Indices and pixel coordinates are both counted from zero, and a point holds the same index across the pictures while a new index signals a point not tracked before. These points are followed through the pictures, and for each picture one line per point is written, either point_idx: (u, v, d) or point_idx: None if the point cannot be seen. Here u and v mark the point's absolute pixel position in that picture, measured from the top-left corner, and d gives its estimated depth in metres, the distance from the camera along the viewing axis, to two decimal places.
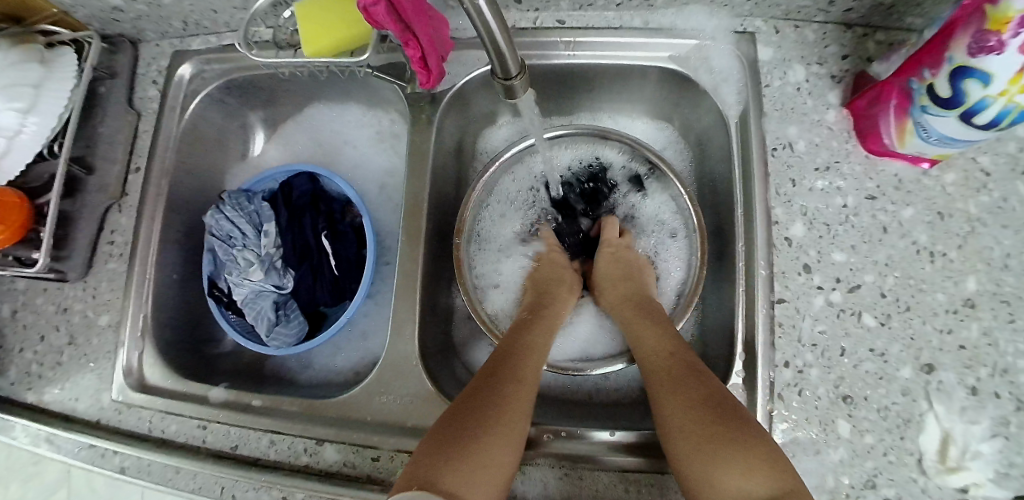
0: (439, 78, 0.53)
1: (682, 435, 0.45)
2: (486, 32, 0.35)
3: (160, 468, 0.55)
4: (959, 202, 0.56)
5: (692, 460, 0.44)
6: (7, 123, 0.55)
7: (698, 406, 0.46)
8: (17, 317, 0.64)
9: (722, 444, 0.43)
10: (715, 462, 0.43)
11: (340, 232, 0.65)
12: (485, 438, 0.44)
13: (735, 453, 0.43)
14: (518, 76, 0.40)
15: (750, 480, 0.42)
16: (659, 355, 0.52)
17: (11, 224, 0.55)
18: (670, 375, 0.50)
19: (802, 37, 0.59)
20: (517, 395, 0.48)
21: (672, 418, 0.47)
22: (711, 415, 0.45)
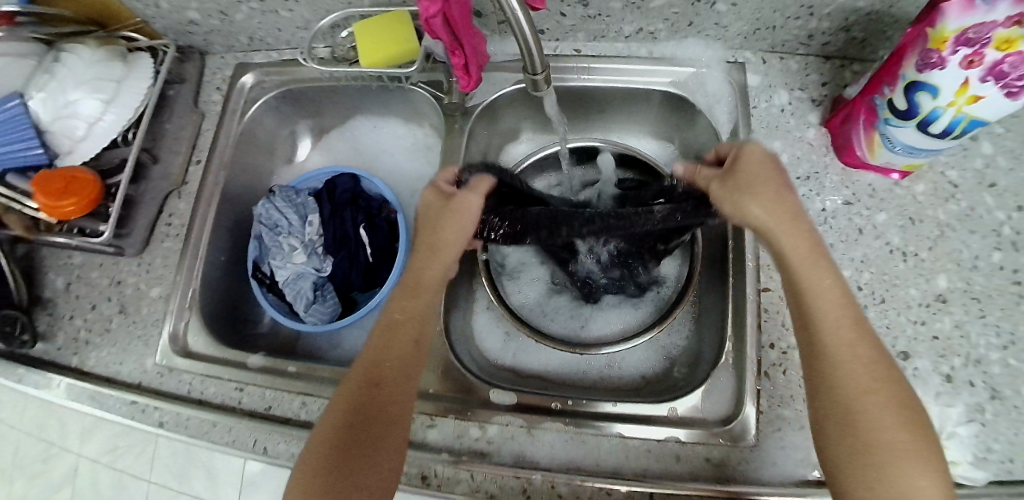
0: (476, 82, 0.62)
1: (876, 428, 0.43)
2: (520, 36, 0.45)
3: (198, 423, 0.60)
4: (929, 209, 0.62)
5: (874, 455, 0.42)
6: (90, 111, 0.64)
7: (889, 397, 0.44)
8: (71, 288, 0.71)
9: (912, 450, 0.42)
10: (895, 464, 0.41)
11: (377, 226, 0.71)
12: (370, 457, 0.48)
13: (914, 462, 0.41)
14: (543, 73, 0.50)
15: (923, 483, 0.41)
16: (836, 309, 0.46)
17: (80, 196, 0.63)
18: (857, 352, 0.45)
19: (785, 67, 0.68)
20: (390, 406, 0.50)
21: (847, 423, 0.44)
22: (897, 410, 0.43)
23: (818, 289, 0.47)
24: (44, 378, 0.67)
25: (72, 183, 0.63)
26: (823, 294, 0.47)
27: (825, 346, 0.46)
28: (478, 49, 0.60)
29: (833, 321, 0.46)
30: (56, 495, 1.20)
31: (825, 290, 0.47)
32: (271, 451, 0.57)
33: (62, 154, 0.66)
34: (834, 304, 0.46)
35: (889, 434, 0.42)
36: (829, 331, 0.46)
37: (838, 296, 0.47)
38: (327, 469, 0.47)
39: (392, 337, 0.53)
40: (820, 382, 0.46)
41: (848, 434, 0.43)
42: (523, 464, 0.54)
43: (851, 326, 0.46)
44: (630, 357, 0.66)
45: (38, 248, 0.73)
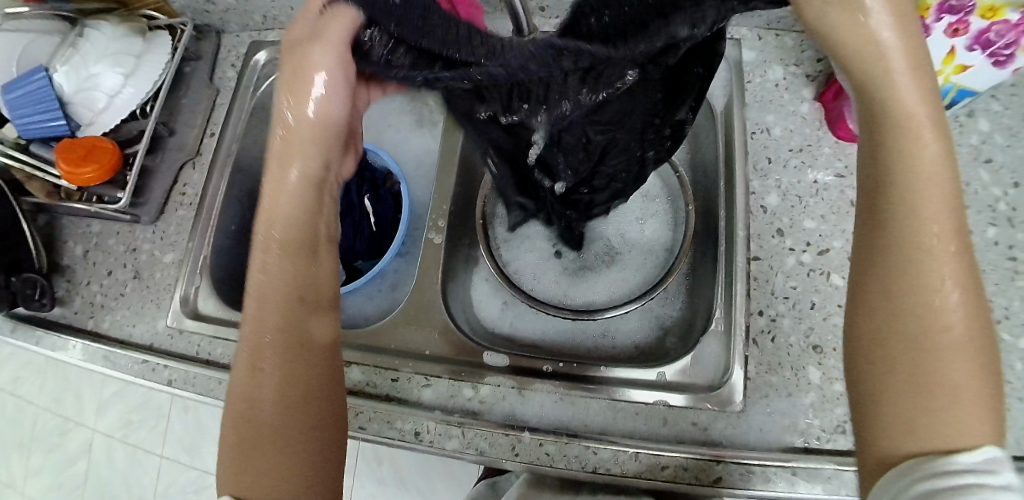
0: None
1: (938, 352, 0.33)
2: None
3: (204, 381, 0.63)
4: None
5: (922, 391, 0.33)
6: (111, 84, 0.68)
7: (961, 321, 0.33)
8: (89, 256, 0.74)
9: (977, 394, 0.33)
10: (954, 409, 0.32)
11: (381, 196, 0.74)
12: (284, 425, 0.44)
13: (973, 401, 0.32)
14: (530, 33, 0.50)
15: (977, 430, 0.32)
16: (934, 197, 0.34)
17: (101, 164, 0.66)
18: (943, 254, 0.34)
19: (782, 43, 0.68)
20: (298, 358, 0.45)
21: (888, 339, 0.35)
22: (971, 339, 0.33)
23: (917, 168, 0.34)
24: (61, 340, 0.70)
25: (92, 151, 0.66)
26: (925, 176, 0.34)
27: (913, 247, 0.34)
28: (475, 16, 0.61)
29: (923, 210, 0.33)
30: (70, 468, 1.23)
31: (927, 172, 0.34)
32: None
33: (83, 125, 0.69)
34: (928, 190, 0.34)
35: (952, 369, 0.33)
36: (913, 224, 0.34)
37: (942, 181, 0.34)
38: (248, 445, 0.44)
39: (292, 256, 0.46)
40: (887, 284, 0.34)
41: (902, 357, 0.34)
42: (513, 422, 0.56)
43: (949, 238, 0.34)
44: (625, 327, 0.68)
45: (58, 218, 0.77)
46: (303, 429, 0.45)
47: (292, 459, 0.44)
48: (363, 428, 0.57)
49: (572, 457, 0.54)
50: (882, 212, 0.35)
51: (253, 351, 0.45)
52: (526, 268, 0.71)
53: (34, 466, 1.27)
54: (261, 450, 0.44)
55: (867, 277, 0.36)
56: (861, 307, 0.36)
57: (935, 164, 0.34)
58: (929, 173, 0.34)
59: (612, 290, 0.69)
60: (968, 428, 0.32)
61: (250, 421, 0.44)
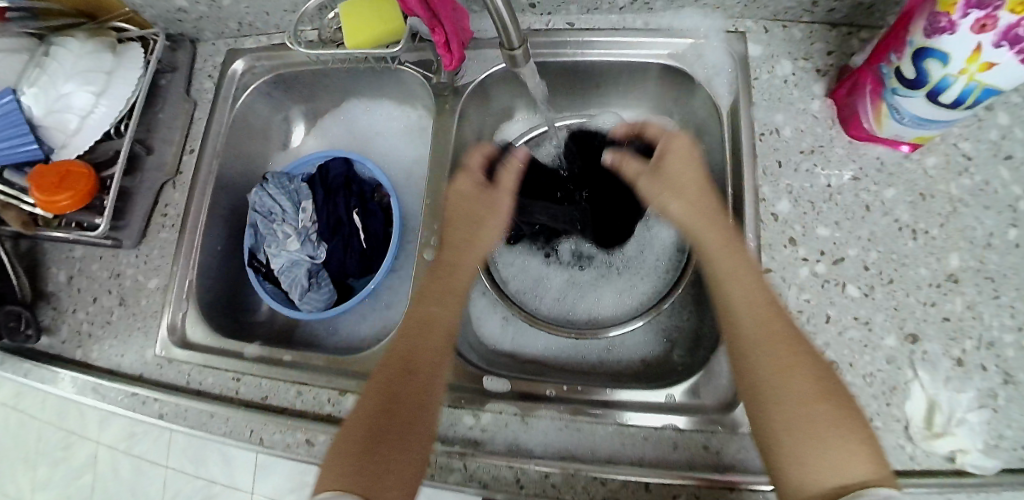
0: (460, 62, 0.59)
1: (800, 403, 0.44)
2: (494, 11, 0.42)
3: (196, 414, 0.61)
4: (941, 184, 0.59)
5: (801, 437, 0.42)
6: (80, 104, 0.63)
7: (805, 378, 0.45)
8: (74, 282, 0.72)
9: (844, 429, 0.42)
10: (831, 442, 0.41)
11: (370, 210, 0.71)
12: (394, 437, 0.47)
13: (843, 434, 0.42)
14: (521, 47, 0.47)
15: (858, 461, 0.41)
16: (751, 301, 0.49)
17: (75, 190, 0.63)
18: (773, 335, 0.47)
19: (789, 36, 0.64)
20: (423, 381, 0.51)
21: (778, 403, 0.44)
22: (814, 386, 0.44)
23: (734, 277, 0.51)
24: (50, 372, 0.68)
25: (67, 176, 0.63)
26: (738, 279, 0.50)
27: (738, 339, 0.48)
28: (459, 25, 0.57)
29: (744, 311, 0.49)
30: (76, 482, 1.21)
31: (739, 288, 0.50)
32: (267, 441, 0.57)
33: (56, 148, 0.66)
34: (747, 294, 0.50)
35: (812, 412, 0.43)
36: (742, 321, 0.49)
37: (749, 278, 0.51)
38: (357, 450, 0.46)
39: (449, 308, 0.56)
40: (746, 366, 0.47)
41: (781, 412, 0.44)
42: (517, 452, 0.54)
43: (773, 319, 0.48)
44: (629, 341, 0.66)
45: (40, 243, 0.74)
46: (406, 445, 0.47)
47: (390, 472, 0.45)
48: None
49: (579, 488, 0.52)
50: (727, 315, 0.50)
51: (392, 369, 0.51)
52: (528, 286, 0.70)
53: (40, 480, 1.25)
54: (362, 456, 0.45)
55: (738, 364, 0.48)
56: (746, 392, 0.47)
57: (744, 281, 0.50)
58: (743, 284, 0.50)
59: (615, 303, 0.67)
60: (853, 461, 0.41)
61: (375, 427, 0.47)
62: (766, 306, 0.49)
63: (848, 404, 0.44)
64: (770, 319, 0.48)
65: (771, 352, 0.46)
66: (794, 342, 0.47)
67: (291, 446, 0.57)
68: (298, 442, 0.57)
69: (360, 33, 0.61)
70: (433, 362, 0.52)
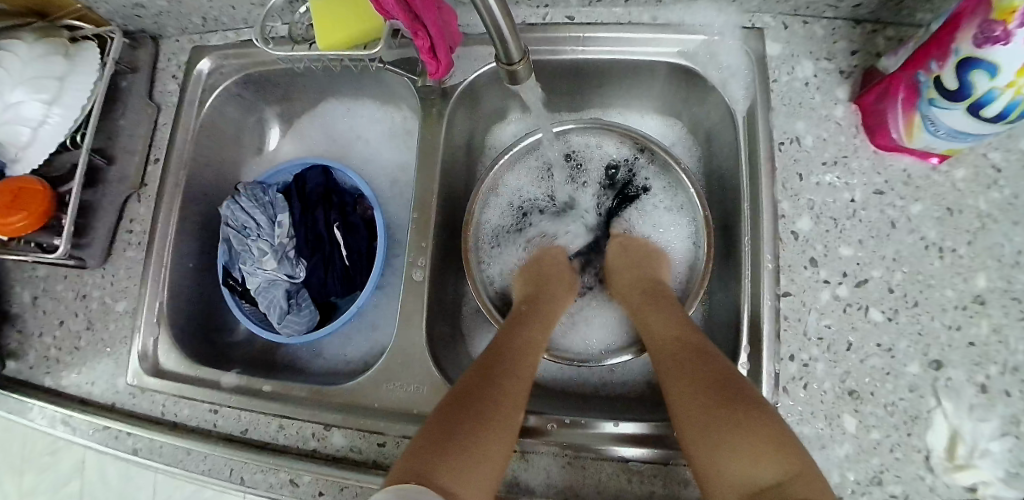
0: (447, 68, 0.55)
1: (699, 414, 0.44)
2: (491, 22, 0.37)
3: (171, 451, 0.57)
4: (970, 197, 0.55)
5: (704, 446, 0.43)
6: (32, 113, 0.58)
7: (700, 390, 0.46)
8: (38, 303, 0.67)
9: (740, 430, 0.42)
10: (733, 446, 0.41)
11: (351, 224, 0.66)
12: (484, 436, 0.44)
13: (739, 435, 0.42)
14: (521, 60, 0.41)
15: (756, 462, 0.40)
16: (668, 339, 0.52)
17: (31, 209, 0.57)
18: (676, 361, 0.49)
19: (810, 33, 0.59)
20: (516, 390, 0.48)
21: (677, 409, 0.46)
22: (713, 395, 0.45)
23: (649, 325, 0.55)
24: (19, 403, 0.63)
25: (20, 196, 0.57)
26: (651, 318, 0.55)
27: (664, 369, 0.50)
28: (444, 28, 0.51)
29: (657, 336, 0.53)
30: (65, 488, 1.16)
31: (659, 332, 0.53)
32: (249, 481, 0.54)
33: (9, 162, 0.59)
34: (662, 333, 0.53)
35: (705, 422, 0.44)
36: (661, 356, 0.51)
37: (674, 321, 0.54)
38: (441, 440, 0.42)
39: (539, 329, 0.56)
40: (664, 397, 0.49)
41: (685, 431, 0.44)
42: (517, 492, 0.51)
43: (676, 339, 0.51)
44: (631, 362, 0.63)
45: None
46: (493, 449, 0.43)
47: (468, 467, 0.41)
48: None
49: None
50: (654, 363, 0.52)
51: (485, 366, 0.49)
52: None
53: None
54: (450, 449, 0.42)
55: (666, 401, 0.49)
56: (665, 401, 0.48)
57: (661, 324, 0.54)
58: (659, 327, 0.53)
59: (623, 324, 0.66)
60: (754, 461, 0.40)
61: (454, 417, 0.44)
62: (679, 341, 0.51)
63: (754, 404, 0.44)
64: (676, 348, 0.50)
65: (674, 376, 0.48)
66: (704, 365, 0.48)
67: (274, 487, 0.53)
68: (281, 482, 0.53)
69: (336, 34, 0.56)
70: (526, 375, 0.50)
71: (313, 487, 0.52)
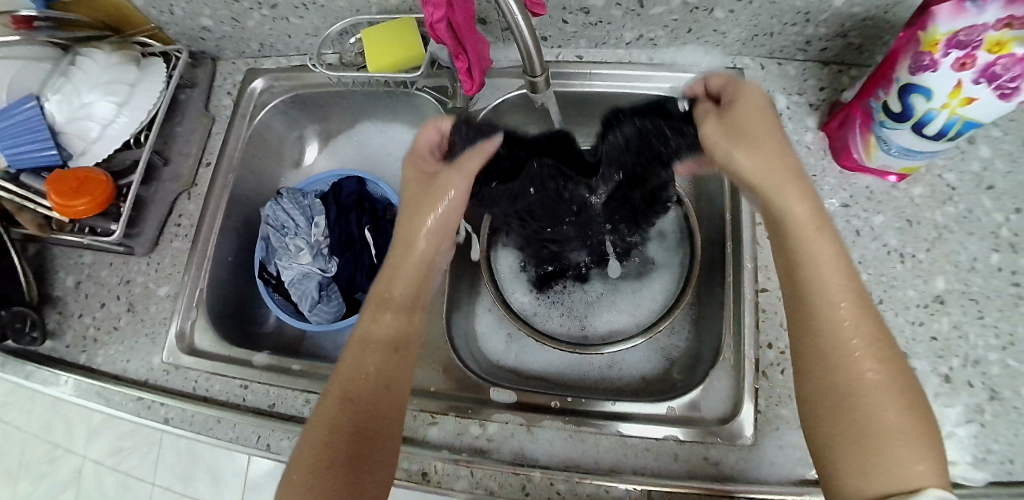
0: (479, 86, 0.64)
1: (870, 404, 0.41)
2: (520, 38, 0.46)
3: (203, 420, 0.61)
4: (926, 211, 0.63)
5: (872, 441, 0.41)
6: (103, 113, 0.65)
7: (890, 391, 0.42)
8: (81, 287, 0.72)
9: (912, 436, 0.40)
10: (899, 449, 0.40)
11: (381, 227, 0.73)
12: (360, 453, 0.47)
13: (909, 447, 0.40)
14: (542, 75, 0.52)
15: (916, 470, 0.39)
16: (841, 294, 0.45)
17: (92, 198, 0.64)
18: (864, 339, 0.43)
19: (785, 72, 0.69)
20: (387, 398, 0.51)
21: (831, 390, 0.43)
22: (895, 394, 0.42)
23: (824, 267, 0.46)
24: (50, 374, 0.68)
25: (84, 183, 0.63)
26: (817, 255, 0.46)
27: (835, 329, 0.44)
28: (481, 54, 0.61)
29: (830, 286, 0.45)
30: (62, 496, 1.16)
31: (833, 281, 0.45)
32: (274, 447, 0.58)
33: (75, 155, 0.67)
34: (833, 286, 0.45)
35: (880, 417, 0.41)
36: (833, 308, 0.45)
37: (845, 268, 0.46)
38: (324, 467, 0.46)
39: (398, 316, 0.56)
40: (816, 362, 0.44)
41: (838, 419, 0.42)
42: (523, 462, 0.55)
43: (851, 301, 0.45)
44: (631, 358, 0.67)
45: (50, 248, 0.74)
46: (376, 460, 0.48)
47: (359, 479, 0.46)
48: None
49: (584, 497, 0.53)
50: (811, 311, 0.45)
51: (347, 384, 0.51)
52: (538, 312, 0.71)
53: (25, 493, 1.21)
54: (326, 478, 0.46)
55: (802, 366, 0.46)
56: (806, 370, 0.45)
57: (837, 276, 0.45)
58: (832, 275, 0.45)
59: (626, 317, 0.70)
60: (913, 463, 0.39)
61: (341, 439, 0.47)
62: (857, 304, 0.45)
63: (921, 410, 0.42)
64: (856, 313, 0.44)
65: (850, 346, 0.43)
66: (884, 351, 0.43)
67: None
68: None
69: (385, 58, 0.66)
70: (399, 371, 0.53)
71: None
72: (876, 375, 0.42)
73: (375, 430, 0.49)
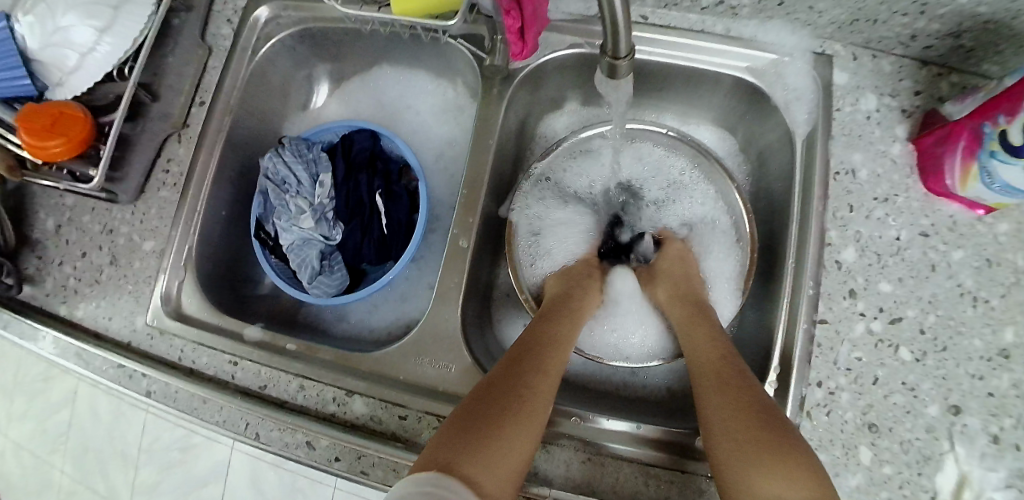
0: (531, 50, 0.53)
1: (725, 419, 0.45)
2: (607, 6, 0.35)
3: (186, 398, 0.57)
4: (1010, 252, 0.55)
5: (726, 450, 0.44)
6: (83, 40, 0.55)
7: (733, 374, 0.48)
8: (61, 231, 0.65)
9: (753, 453, 0.42)
10: (721, 406, 0.46)
11: (394, 193, 0.65)
12: (506, 433, 0.44)
13: (754, 431, 0.43)
14: (627, 57, 0.40)
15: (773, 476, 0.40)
16: (704, 345, 0.52)
17: (70, 136, 0.55)
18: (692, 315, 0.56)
19: (878, 68, 0.59)
20: (544, 387, 0.49)
21: (700, 365, 0.50)
22: (733, 372, 0.48)
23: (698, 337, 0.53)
24: (28, 327, 0.62)
25: (60, 120, 0.55)
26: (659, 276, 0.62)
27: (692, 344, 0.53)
28: (540, 13, 0.50)
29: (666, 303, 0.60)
30: (55, 417, 1.09)
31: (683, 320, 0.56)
32: (263, 437, 0.54)
33: (51, 86, 0.59)
34: (706, 349, 0.51)
35: (730, 437, 0.44)
36: (698, 372, 0.50)
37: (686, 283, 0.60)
38: (466, 431, 0.43)
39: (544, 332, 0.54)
40: (706, 363, 0.50)
41: (726, 405, 0.46)
42: (535, 481, 0.51)
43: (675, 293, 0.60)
44: (655, 367, 0.63)
45: (27, 183, 0.67)
46: (506, 437, 0.44)
47: (493, 456, 0.42)
48: (365, 473, 0.51)
49: None
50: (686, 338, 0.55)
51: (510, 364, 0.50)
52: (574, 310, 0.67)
53: (20, 409, 1.11)
54: (465, 435, 0.43)
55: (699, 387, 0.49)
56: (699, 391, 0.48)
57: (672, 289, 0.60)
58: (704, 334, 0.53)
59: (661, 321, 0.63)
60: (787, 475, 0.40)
61: (483, 404, 0.46)
62: (720, 358, 0.50)
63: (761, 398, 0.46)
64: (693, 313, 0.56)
65: (702, 341, 0.53)
66: (743, 381, 0.47)
67: (289, 446, 0.53)
68: (296, 442, 0.53)
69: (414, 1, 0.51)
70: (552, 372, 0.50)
71: (330, 451, 0.52)
72: (711, 351, 0.51)
73: (522, 410, 0.46)
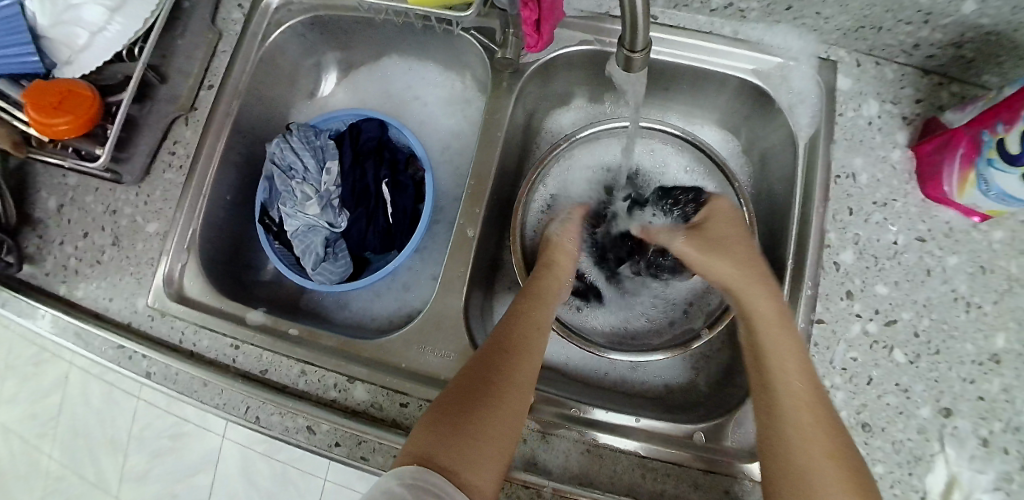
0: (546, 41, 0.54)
1: (795, 428, 0.43)
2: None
3: (187, 380, 0.57)
4: (1002, 259, 0.56)
5: (803, 459, 0.42)
6: (92, 18, 0.55)
7: (803, 374, 0.46)
8: (63, 211, 0.65)
9: (835, 472, 0.41)
10: (787, 411, 0.44)
11: (401, 183, 0.66)
12: (482, 418, 0.45)
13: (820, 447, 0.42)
14: (643, 51, 0.41)
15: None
16: (776, 329, 0.48)
17: (76, 115, 0.55)
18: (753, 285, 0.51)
19: (881, 75, 0.60)
20: (521, 370, 0.49)
21: (772, 351, 0.47)
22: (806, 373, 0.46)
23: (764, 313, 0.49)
24: (27, 305, 0.62)
25: (68, 98, 0.55)
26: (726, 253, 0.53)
27: (756, 322, 0.49)
28: (557, 7, 0.51)
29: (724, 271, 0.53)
30: (45, 402, 1.08)
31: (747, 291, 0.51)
32: (264, 421, 0.54)
33: (60, 63, 0.59)
34: (776, 333, 0.48)
35: (799, 446, 0.42)
36: (776, 358, 0.46)
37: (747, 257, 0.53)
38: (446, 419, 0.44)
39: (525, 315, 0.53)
40: (775, 351, 0.47)
41: (796, 413, 0.44)
42: (534, 471, 0.52)
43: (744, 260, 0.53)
44: (654, 363, 0.63)
45: (30, 162, 0.66)
46: (484, 423, 0.45)
47: (472, 443, 0.43)
48: (365, 458, 0.52)
49: None
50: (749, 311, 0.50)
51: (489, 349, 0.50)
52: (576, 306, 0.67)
53: (10, 392, 1.10)
54: (447, 425, 0.44)
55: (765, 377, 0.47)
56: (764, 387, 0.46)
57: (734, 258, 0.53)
58: (772, 310, 0.49)
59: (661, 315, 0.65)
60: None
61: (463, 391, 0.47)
62: (795, 351, 0.47)
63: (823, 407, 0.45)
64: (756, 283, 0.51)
65: (771, 321, 0.48)
66: (814, 387, 0.45)
67: (289, 430, 0.54)
68: (297, 426, 0.54)
69: None
70: (531, 355, 0.50)
71: (331, 436, 0.53)
72: (780, 339, 0.47)
73: (498, 395, 0.46)
